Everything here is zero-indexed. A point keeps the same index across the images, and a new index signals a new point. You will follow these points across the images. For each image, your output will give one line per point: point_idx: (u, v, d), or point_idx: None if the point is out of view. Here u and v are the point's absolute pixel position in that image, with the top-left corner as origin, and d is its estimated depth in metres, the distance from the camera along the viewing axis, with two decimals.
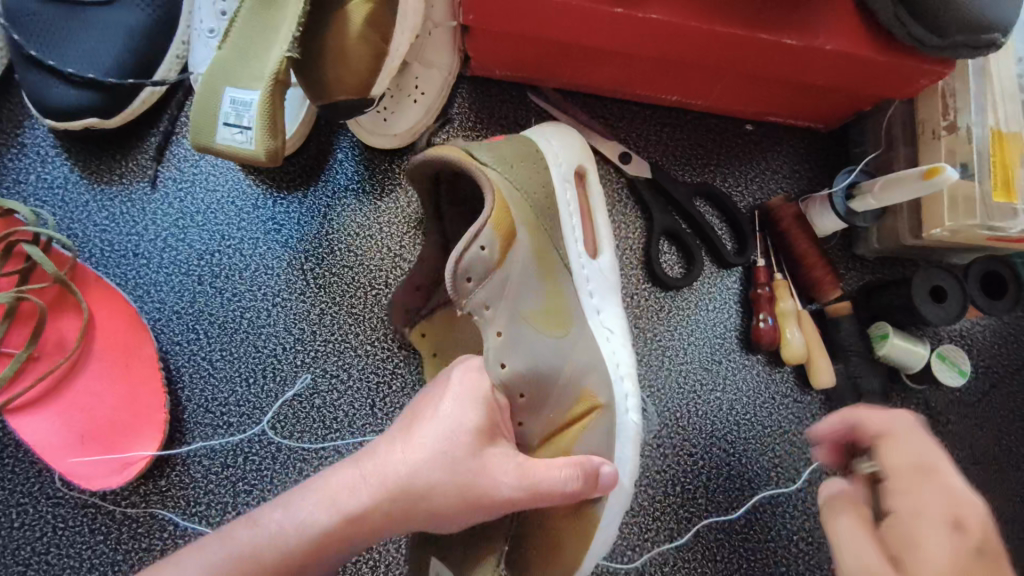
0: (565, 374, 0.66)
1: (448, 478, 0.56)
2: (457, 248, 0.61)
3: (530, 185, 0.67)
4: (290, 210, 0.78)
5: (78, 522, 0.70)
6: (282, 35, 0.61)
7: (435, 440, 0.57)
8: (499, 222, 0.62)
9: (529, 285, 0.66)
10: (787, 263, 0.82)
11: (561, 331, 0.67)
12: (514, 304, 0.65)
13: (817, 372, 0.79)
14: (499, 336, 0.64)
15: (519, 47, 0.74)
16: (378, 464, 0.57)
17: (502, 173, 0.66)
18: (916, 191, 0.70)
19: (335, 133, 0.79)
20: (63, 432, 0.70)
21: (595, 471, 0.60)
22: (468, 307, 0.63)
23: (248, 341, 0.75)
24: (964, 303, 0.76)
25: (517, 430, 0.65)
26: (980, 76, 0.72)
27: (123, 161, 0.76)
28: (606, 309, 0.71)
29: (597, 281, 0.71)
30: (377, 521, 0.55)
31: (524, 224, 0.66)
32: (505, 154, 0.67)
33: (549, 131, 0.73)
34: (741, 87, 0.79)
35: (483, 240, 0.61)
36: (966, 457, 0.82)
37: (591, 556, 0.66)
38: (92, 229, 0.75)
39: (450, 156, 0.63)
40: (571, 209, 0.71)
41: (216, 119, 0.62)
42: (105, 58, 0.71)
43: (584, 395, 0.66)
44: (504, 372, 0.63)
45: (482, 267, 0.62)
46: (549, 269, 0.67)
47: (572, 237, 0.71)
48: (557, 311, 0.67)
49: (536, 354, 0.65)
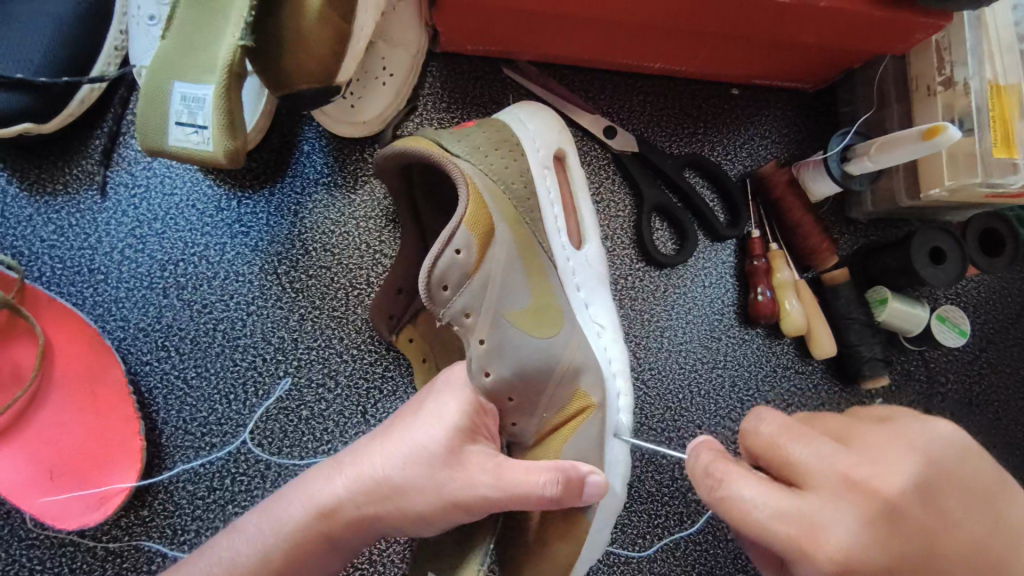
0: (560, 372, 0.62)
1: (430, 481, 0.54)
2: (430, 255, 0.57)
3: (506, 176, 0.63)
4: (256, 211, 0.72)
5: (56, 563, 0.65)
6: (231, 20, 0.55)
7: (425, 447, 0.55)
8: (474, 222, 0.58)
9: (516, 287, 0.62)
10: (782, 231, 0.79)
11: (553, 331, 0.62)
12: (495, 304, 0.61)
13: (819, 342, 0.77)
14: (482, 345, 0.60)
15: (492, 20, 0.69)
16: (355, 460, 0.57)
17: (476, 165, 0.61)
18: (917, 151, 0.66)
19: (300, 124, 0.73)
20: (31, 469, 0.65)
21: (581, 479, 0.54)
22: (447, 316, 0.60)
23: (224, 355, 0.69)
24: (964, 263, 0.74)
25: (510, 431, 0.63)
26: (976, 26, 0.68)
27: (66, 169, 0.70)
28: (594, 304, 0.68)
29: (583, 272, 0.68)
30: (350, 517, 0.55)
31: (503, 218, 0.61)
32: (477, 142, 0.63)
33: (524, 113, 0.68)
34: (728, 50, 0.74)
35: (457, 244, 0.58)
36: (966, 415, 0.82)
37: (584, 560, 0.63)
38: (39, 246, 0.69)
39: (413, 150, 0.58)
40: (552, 197, 0.67)
41: (167, 118, 0.56)
42: (34, 54, 0.64)
43: (578, 394, 0.63)
44: (488, 380, 0.60)
45: (459, 272, 0.59)
46: (533, 266, 0.63)
47: (554, 227, 0.66)
48: (545, 310, 0.63)
49: (524, 356, 0.61)
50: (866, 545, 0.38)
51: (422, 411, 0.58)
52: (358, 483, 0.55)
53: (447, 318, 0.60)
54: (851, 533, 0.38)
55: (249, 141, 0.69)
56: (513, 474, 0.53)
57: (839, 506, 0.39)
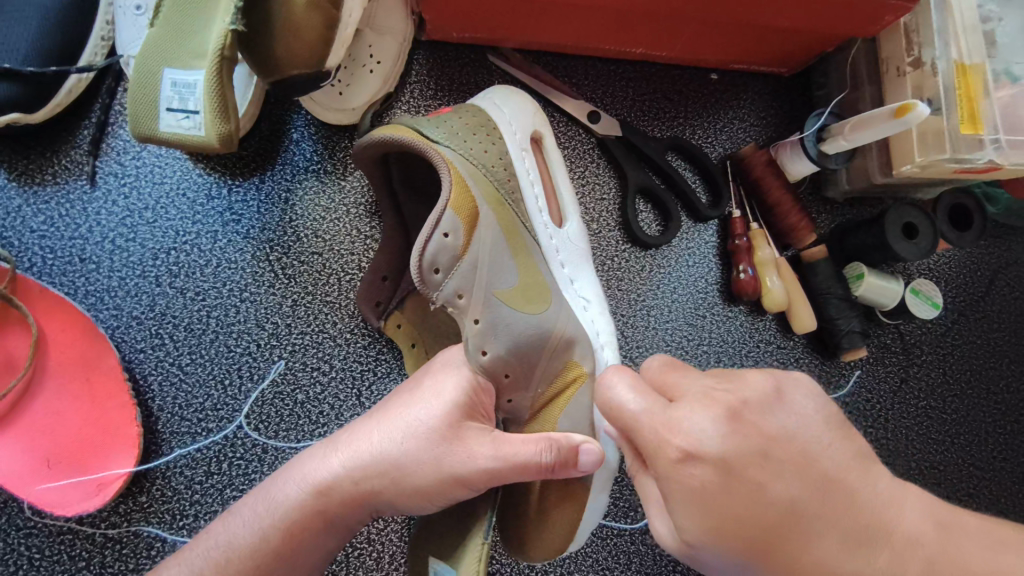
0: (550, 346, 0.64)
1: (428, 456, 0.55)
2: (420, 239, 0.58)
3: (485, 159, 0.64)
4: (247, 198, 0.73)
5: (55, 551, 0.65)
6: (223, 8, 0.56)
7: (422, 423, 0.57)
8: (459, 206, 0.60)
9: (503, 264, 0.63)
10: (761, 210, 0.82)
11: (542, 307, 0.64)
12: (486, 284, 0.62)
13: (800, 319, 0.79)
14: (476, 325, 0.62)
15: (477, 6, 0.70)
16: (351, 438, 0.58)
17: (456, 150, 0.62)
18: (888, 129, 0.69)
19: (288, 112, 0.74)
20: (28, 458, 0.65)
21: (574, 448, 0.55)
22: (440, 298, 0.61)
23: (219, 341, 0.70)
24: (934, 237, 0.77)
25: (506, 408, 0.65)
26: (941, 9, 0.70)
27: (53, 159, 0.70)
28: (579, 278, 0.69)
29: (567, 249, 0.69)
30: (346, 492, 0.56)
31: (485, 201, 0.63)
32: (454, 127, 0.64)
33: (498, 98, 0.70)
34: (707, 35, 0.76)
35: (445, 227, 0.59)
36: (940, 385, 0.85)
37: (581, 533, 0.65)
38: (30, 236, 0.69)
39: (394, 138, 0.59)
40: (532, 178, 0.68)
41: (157, 105, 0.56)
42: (20, 44, 0.64)
43: (569, 364, 0.65)
44: (485, 359, 0.61)
45: (448, 256, 0.60)
46: (518, 246, 0.64)
47: (536, 207, 0.68)
48: (533, 287, 0.64)
49: (516, 333, 0.63)
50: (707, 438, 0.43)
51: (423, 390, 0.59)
52: (356, 461, 0.56)
53: (439, 301, 0.62)
54: (703, 428, 0.43)
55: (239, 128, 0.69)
56: (511, 444, 0.55)
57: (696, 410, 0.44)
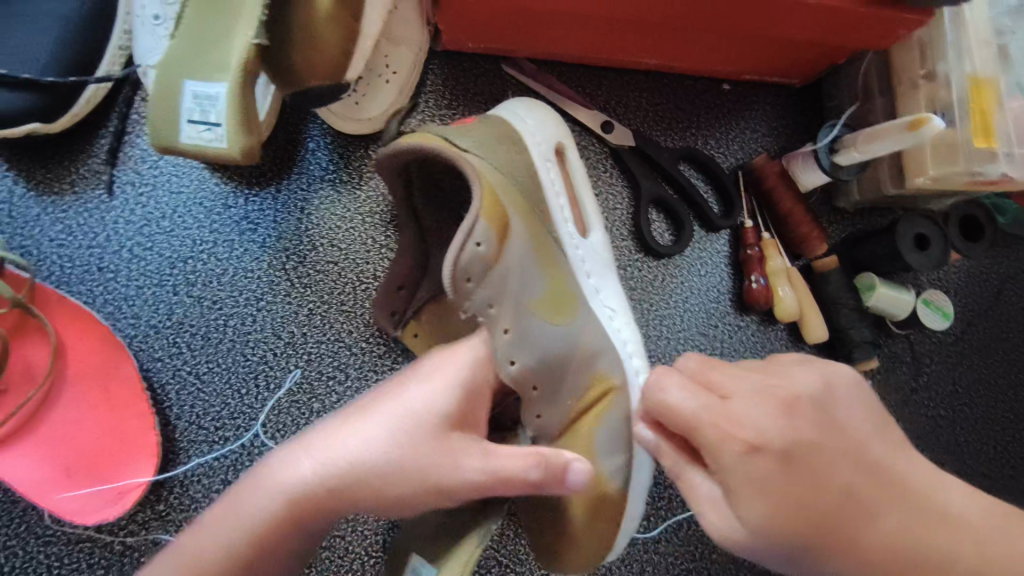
0: (578, 357, 0.64)
1: (413, 465, 0.52)
2: (453, 247, 0.58)
3: (513, 168, 0.65)
4: (263, 208, 0.73)
5: (75, 558, 0.66)
6: (244, 21, 0.56)
7: (407, 430, 0.53)
8: (491, 215, 0.59)
9: (531, 275, 0.63)
10: (773, 221, 0.82)
11: (569, 317, 0.65)
12: (516, 295, 0.63)
13: (812, 329, 0.80)
14: (507, 333, 0.62)
15: (493, 18, 0.70)
16: (324, 440, 0.53)
17: (485, 159, 0.63)
18: (901, 142, 0.69)
19: (304, 121, 0.74)
20: (48, 466, 0.65)
21: (563, 468, 0.55)
22: (471, 307, 0.62)
23: (235, 350, 0.70)
24: (945, 248, 0.78)
25: (535, 423, 0.65)
26: (955, 24, 0.71)
27: (71, 168, 0.70)
28: (604, 289, 0.69)
29: (592, 259, 0.70)
30: (317, 501, 0.51)
31: (516, 210, 0.63)
32: (482, 137, 0.65)
33: (522, 107, 0.70)
34: (721, 46, 0.77)
35: (478, 237, 0.58)
36: (949, 394, 0.86)
37: (622, 536, 0.66)
38: (47, 245, 0.69)
39: (424, 145, 0.58)
40: (557, 188, 0.69)
41: (178, 117, 0.57)
42: (41, 54, 0.65)
43: (597, 376, 0.65)
44: (515, 368, 0.62)
45: (480, 265, 0.60)
46: (547, 257, 0.65)
47: (562, 217, 0.69)
48: (561, 297, 0.65)
49: (544, 344, 0.63)
50: (771, 434, 0.47)
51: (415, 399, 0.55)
52: (331, 467, 0.51)
53: (471, 311, 0.62)
54: (760, 425, 0.47)
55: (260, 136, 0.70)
56: (501, 458, 0.54)
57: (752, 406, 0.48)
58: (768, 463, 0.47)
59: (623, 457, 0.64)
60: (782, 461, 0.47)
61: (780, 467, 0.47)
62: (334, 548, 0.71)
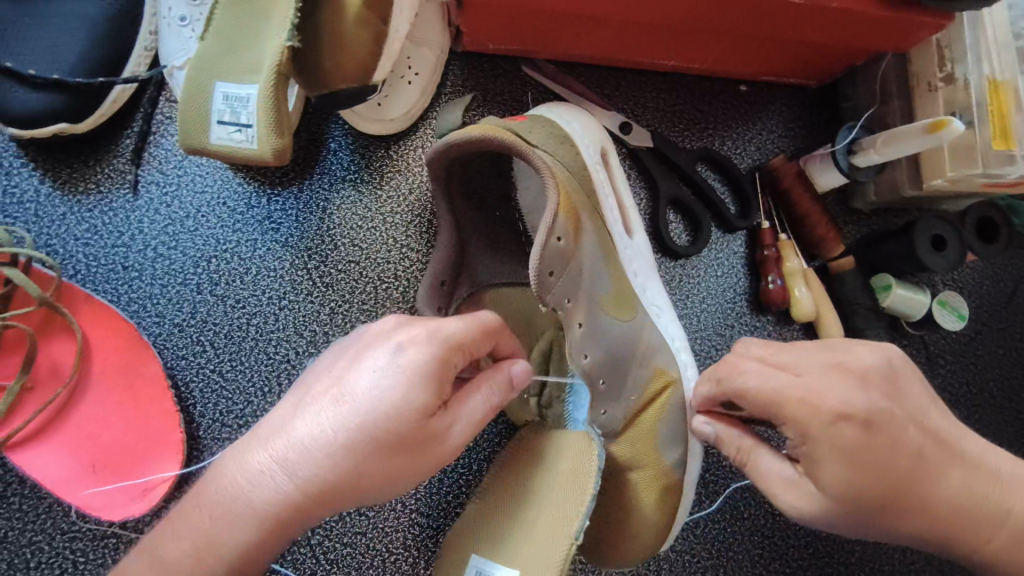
0: (639, 353, 0.66)
1: (388, 456, 0.48)
2: (538, 242, 0.59)
3: (575, 167, 0.66)
4: (286, 207, 0.73)
5: (99, 554, 0.66)
6: (275, 25, 0.57)
7: (369, 426, 0.47)
8: (568, 210, 0.61)
9: (601, 271, 0.65)
10: (790, 221, 0.83)
11: (632, 314, 0.67)
12: (588, 291, 0.64)
13: (827, 330, 0.80)
14: (581, 327, 0.64)
15: (516, 18, 0.70)
16: (281, 441, 0.48)
17: (553, 156, 0.64)
18: (920, 143, 0.70)
19: (326, 122, 0.75)
20: (75, 463, 0.66)
21: (508, 380, 0.54)
22: (551, 302, 0.62)
23: (258, 349, 0.71)
24: (962, 250, 0.78)
25: (601, 420, 0.65)
26: (974, 26, 0.72)
27: (96, 167, 0.71)
28: (651, 287, 0.70)
29: (639, 259, 0.70)
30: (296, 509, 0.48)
31: (586, 208, 0.65)
32: (549, 135, 0.66)
33: (567, 114, 0.70)
34: (739, 48, 0.77)
35: (558, 231, 0.60)
36: (964, 394, 0.86)
37: (676, 527, 0.67)
38: (73, 244, 0.70)
39: (498, 137, 0.59)
40: (606, 189, 0.69)
41: (208, 118, 0.58)
42: (69, 55, 0.65)
43: (658, 371, 0.65)
44: (587, 362, 0.64)
45: (560, 258, 0.61)
46: (611, 254, 0.66)
47: (612, 218, 0.69)
48: (625, 294, 0.67)
49: (613, 339, 0.65)
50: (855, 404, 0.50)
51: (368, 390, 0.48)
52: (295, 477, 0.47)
53: (550, 305, 0.63)
54: (845, 397, 0.50)
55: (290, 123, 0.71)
56: (471, 410, 0.51)
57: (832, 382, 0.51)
58: (853, 430, 0.49)
59: (682, 449, 0.65)
60: (865, 427, 0.49)
61: (864, 433, 0.49)
62: (354, 544, 0.71)
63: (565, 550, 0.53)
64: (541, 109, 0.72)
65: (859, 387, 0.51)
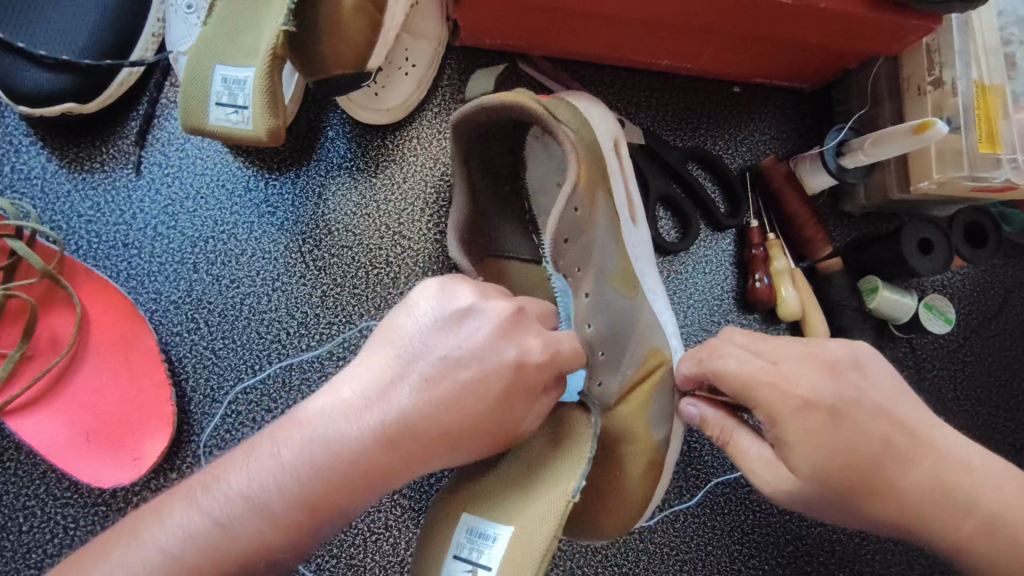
0: (639, 331, 0.68)
1: (471, 410, 0.49)
2: (554, 212, 0.63)
3: (594, 150, 0.68)
4: (282, 192, 0.76)
5: (89, 521, 0.68)
6: (273, 11, 0.59)
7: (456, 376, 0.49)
8: (586, 184, 0.65)
9: (610, 247, 0.68)
10: (779, 221, 0.84)
11: (635, 294, 0.69)
12: (599, 264, 0.67)
13: (813, 330, 0.81)
14: (587, 296, 0.67)
15: (509, 13, 0.72)
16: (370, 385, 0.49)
17: (576, 133, 0.65)
18: (907, 145, 0.71)
19: (325, 111, 0.77)
20: (69, 431, 0.68)
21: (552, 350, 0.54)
22: (562, 267, 0.67)
23: (251, 328, 0.73)
24: (949, 254, 0.78)
25: (596, 391, 0.66)
26: (964, 31, 0.73)
27: (102, 148, 0.74)
28: (650, 274, 0.72)
29: (640, 246, 0.72)
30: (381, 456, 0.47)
31: (601, 190, 0.67)
32: (574, 116, 0.67)
33: (585, 98, 0.72)
34: (731, 49, 0.79)
35: (575, 203, 0.64)
36: (951, 400, 0.86)
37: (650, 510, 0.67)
38: (77, 220, 0.73)
39: (526, 109, 0.62)
40: (617, 176, 0.70)
41: (208, 99, 0.60)
42: (79, 38, 0.68)
43: (652, 351, 0.67)
44: (588, 330, 0.66)
45: (574, 228, 0.65)
46: (621, 235, 0.69)
47: (620, 203, 0.70)
48: (630, 274, 0.69)
49: (615, 314, 0.67)
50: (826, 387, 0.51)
51: (463, 415, 0.49)
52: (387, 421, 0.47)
53: (560, 271, 0.67)
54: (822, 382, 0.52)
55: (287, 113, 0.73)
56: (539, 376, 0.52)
57: (805, 363, 0.53)
58: (818, 415, 0.51)
59: (668, 428, 0.66)
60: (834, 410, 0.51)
61: (834, 416, 0.51)
62: None
63: (562, 506, 0.52)
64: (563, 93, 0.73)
65: (828, 379, 0.52)
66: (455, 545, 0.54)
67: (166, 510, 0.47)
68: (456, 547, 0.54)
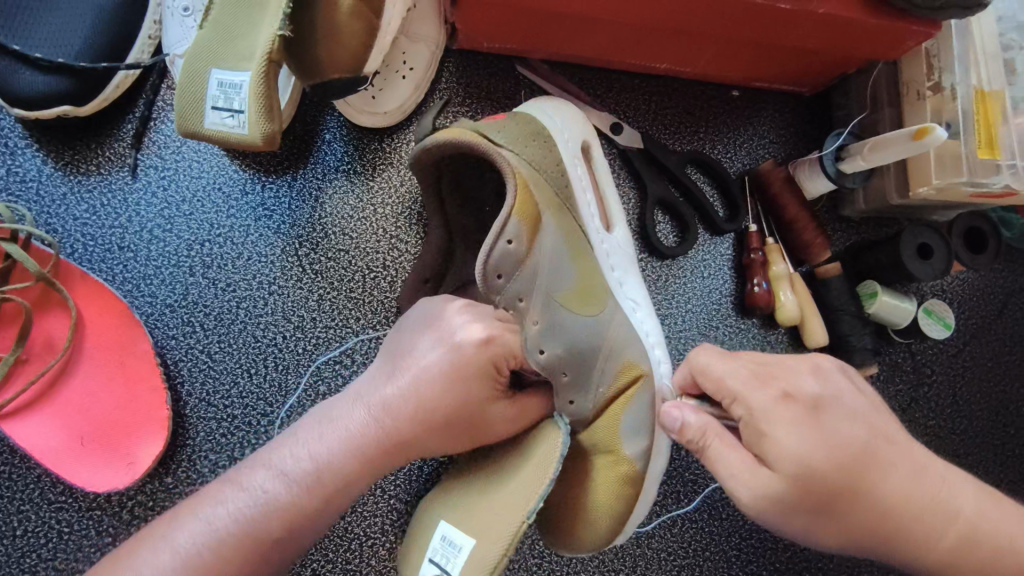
0: (605, 349, 0.64)
1: (444, 401, 0.58)
2: (485, 246, 0.60)
3: (545, 165, 0.66)
4: (279, 195, 0.75)
5: (84, 525, 0.68)
6: (269, 15, 0.58)
7: (431, 374, 0.58)
8: (523, 211, 0.61)
9: (562, 266, 0.64)
10: (777, 226, 0.83)
11: (597, 309, 0.65)
12: (545, 286, 0.63)
13: (811, 333, 0.81)
14: (536, 325, 0.61)
15: (508, 16, 0.72)
16: (366, 388, 0.59)
17: (517, 153, 0.63)
18: (906, 150, 0.70)
19: (322, 114, 0.76)
20: (63, 435, 0.68)
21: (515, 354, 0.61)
22: (503, 302, 0.62)
23: (246, 332, 0.73)
24: (948, 259, 0.78)
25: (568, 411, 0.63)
26: (963, 36, 0.72)
27: (97, 150, 0.73)
28: (628, 281, 0.70)
29: (617, 253, 0.71)
30: (374, 443, 0.57)
31: (547, 207, 0.64)
32: (515, 133, 0.65)
33: (547, 106, 0.71)
34: (731, 53, 0.79)
35: (510, 232, 0.60)
36: (950, 405, 0.86)
37: (636, 514, 0.67)
38: (72, 223, 0.72)
39: (459, 140, 0.60)
40: (584, 185, 0.70)
41: (204, 103, 0.60)
42: (75, 40, 0.68)
43: (626, 366, 0.65)
44: (544, 357, 0.60)
45: (511, 260, 0.61)
46: (577, 248, 0.66)
47: (589, 214, 0.69)
48: (589, 291, 0.65)
49: (573, 339, 0.63)
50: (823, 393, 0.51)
51: (440, 405, 0.58)
52: (380, 412, 0.57)
53: (504, 305, 0.63)
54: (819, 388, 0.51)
55: (283, 116, 0.73)
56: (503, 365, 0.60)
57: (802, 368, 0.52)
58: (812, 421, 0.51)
59: (647, 441, 0.64)
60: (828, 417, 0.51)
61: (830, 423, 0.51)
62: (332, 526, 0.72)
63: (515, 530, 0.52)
64: (526, 104, 0.72)
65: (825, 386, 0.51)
66: (431, 548, 0.56)
67: (205, 500, 0.56)
68: (430, 551, 0.56)
